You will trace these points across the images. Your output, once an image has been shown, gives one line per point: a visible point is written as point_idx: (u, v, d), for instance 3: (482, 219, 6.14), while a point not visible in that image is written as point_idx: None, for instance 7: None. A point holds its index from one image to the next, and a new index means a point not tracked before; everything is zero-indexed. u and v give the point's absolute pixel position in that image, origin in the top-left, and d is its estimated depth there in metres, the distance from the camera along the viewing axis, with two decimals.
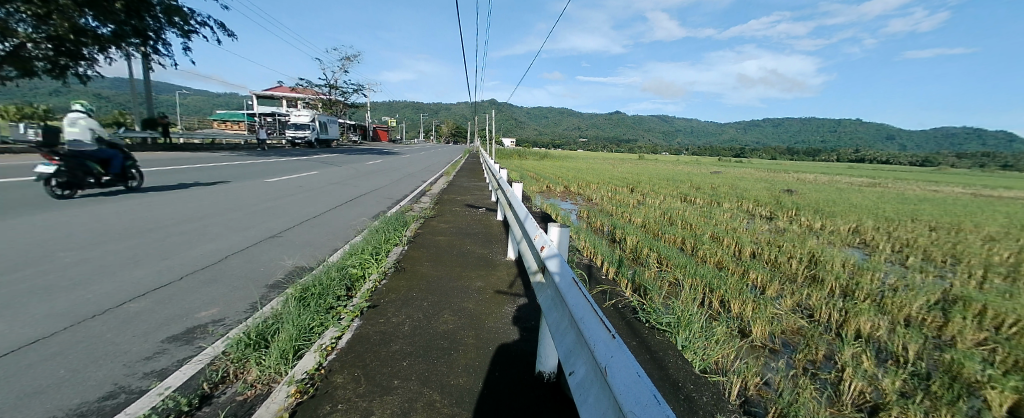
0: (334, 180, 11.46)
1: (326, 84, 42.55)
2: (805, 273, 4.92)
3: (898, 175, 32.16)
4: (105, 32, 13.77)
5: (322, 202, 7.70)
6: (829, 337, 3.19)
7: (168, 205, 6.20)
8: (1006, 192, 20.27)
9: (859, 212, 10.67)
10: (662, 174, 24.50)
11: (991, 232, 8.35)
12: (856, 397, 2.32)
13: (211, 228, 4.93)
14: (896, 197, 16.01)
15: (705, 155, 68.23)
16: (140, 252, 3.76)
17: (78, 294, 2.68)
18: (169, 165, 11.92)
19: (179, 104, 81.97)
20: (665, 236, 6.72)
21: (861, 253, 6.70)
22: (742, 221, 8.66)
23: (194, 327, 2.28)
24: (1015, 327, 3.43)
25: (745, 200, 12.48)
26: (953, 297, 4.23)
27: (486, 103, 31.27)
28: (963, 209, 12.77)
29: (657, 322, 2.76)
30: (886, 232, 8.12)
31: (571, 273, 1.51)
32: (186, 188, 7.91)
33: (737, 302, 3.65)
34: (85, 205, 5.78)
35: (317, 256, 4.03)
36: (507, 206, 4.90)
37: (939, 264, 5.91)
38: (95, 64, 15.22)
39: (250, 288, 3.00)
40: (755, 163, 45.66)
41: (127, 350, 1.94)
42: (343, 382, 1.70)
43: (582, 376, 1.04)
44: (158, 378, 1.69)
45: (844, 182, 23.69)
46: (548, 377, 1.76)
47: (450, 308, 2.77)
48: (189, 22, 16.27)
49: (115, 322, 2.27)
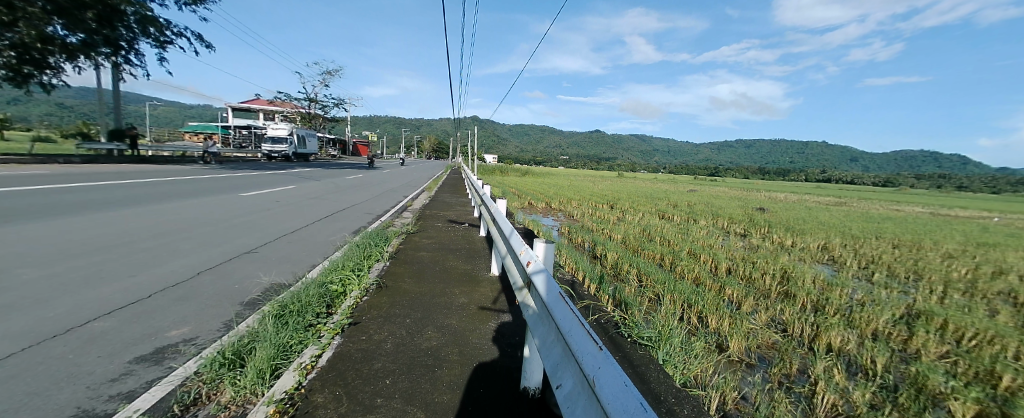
0: (313, 194, 11.20)
1: (306, 97, 41.88)
2: (778, 290, 5.15)
3: (865, 196, 34.04)
4: (75, 40, 13.24)
5: (300, 217, 7.52)
6: (802, 351, 3.33)
7: (137, 220, 5.92)
8: (962, 212, 21.85)
9: (828, 230, 11.29)
10: (643, 191, 25.07)
11: (948, 249, 9.00)
12: (829, 409, 2.44)
13: (183, 244, 4.73)
14: (863, 216, 16.98)
15: (682, 173, 70.98)
16: (106, 269, 3.57)
17: (37, 312, 2.52)
18: (136, 178, 11.40)
19: (147, 115, 78.18)
20: (645, 252, 6.91)
21: (831, 269, 7.07)
22: (718, 238, 9.00)
23: (164, 347, 2.17)
24: (974, 340, 3.70)
25: (721, 218, 12.93)
26: (916, 312, 4.53)
27: (470, 120, 31.61)
28: (924, 227, 13.65)
29: (640, 336, 2.85)
30: (853, 249, 8.61)
31: (557, 288, 1.56)
32: (156, 202, 7.57)
33: (715, 317, 3.78)
34: (44, 219, 5.46)
35: (296, 272, 3.93)
36: (491, 221, 4.89)
37: (902, 280, 6.31)
38: (62, 73, 14.54)
39: (223, 306, 2.88)
40: (731, 183, 47.35)
41: (91, 371, 1.83)
42: (324, 401, 1.67)
43: (570, 388, 1.08)
44: (126, 400, 1.61)
45: (814, 201, 24.93)
46: (533, 392, 1.78)
47: (434, 325, 2.76)
48: (165, 33, 15.94)
49: (78, 342, 2.14)
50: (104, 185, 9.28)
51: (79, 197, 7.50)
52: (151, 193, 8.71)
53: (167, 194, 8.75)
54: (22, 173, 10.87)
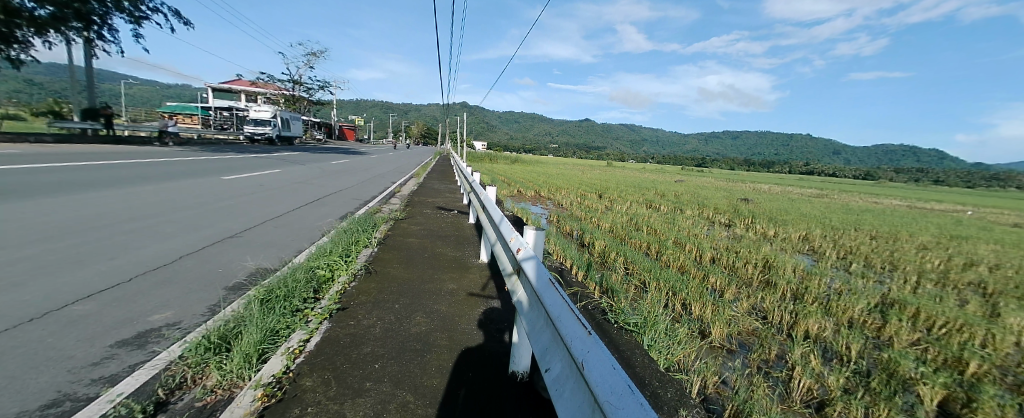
0: (299, 179, 10.96)
1: (291, 79, 40.53)
2: (759, 278, 5.32)
3: (846, 188, 35.08)
4: (43, 13, 12.51)
5: (286, 202, 7.38)
6: (780, 337, 3.47)
7: (117, 202, 5.74)
8: (937, 205, 22.71)
9: (809, 221, 11.60)
10: (631, 181, 25.35)
11: (921, 241, 9.36)
12: (805, 394, 2.55)
13: (164, 227, 4.61)
14: (843, 208, 17.52)
15: (670, 164, 71.70)
16: (83, 251, 3.47)
17: (11, 295, 2.44)
18: (111, 159, 10.96)
19: (122, 94, 74.62)
20: (632, 241, 7.01)
21: (811, 259, 7.30)
22: (704, 228, 9.17)
23: (147, 331, 2.14)
24: (944, 328, 3.89)
25: (707, 208, 13.18)
26: (891, 301, 4.74)
27: (460, 106, 31.25)
28: (901, 220, 14.14)
29: (626, 322, 2.93)
30: (832, 240, 8.91)
31: (547, 274, 1.57)
32: (133, 184, 7.30)
33: (698, 305, 3.88)
34: (12, 200, 5.21)
35: (282, 257, 3.89)
36: (480, 209, 4.88)
37: (878, 270, 6.57)
38: (30, 48, 13.68)
39: (208, 290, 2.84)
40: (717, 174, 47.97)
41: (71, 355, 1.80)
42: (313, 385, 1.68)
43: (558, 372, 1.11)
44: (108, 383, 1.59)
45: (797, 193, 25.57)
46: (521, 376, 1.82)
47: (422, 310, 2.77)
48: (140, 8, 15.16)
49: (57, 325, 2.09)
50: (77, 165, 8.90)
51: (50, 177, 7.17)
52: (128, 175, 8.39)
53: (146, 176, 8.47)
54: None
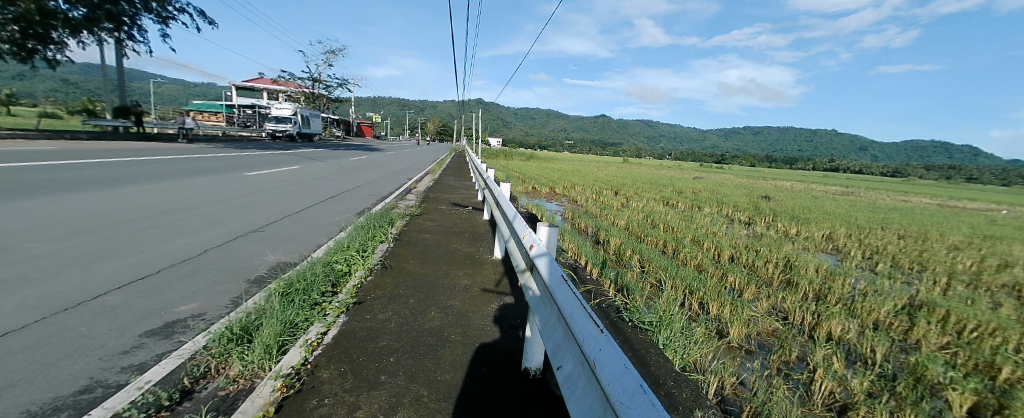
0: (317, 175, 11.18)
1: (309, 76, 41.39)
2: (780, 278, 5.15)
3: (872, 185, 33.64)
4: (78, 15, 13.11)
5: (305, 197, 7.54)
6: (802, 339, 3.35)
7: (146, 197, 5.98)
8: (971, 204, 21.55)
9: (834, 219, 11.16)
10: (646, 177, 24.96)
11: (954, 241, 8.90)
12: (826, 397, 2.45)
13: (190, 222, 4.79)
14: (869, 206, 16.81)
15: (687, 160, 70.17)
16: (115, 244, 3.62)
17: (48, 286, 2.57)
18: (142, 155, 11.43)
19: (151, 92, 77.77)
20: (648, 239, 6.90)
21: (834, 259, 7.03)
22: (722, 226, 8.94)
23: (174, 321, 2.22)
24: (976, 332, 3.67)
25: (725, 206, 12.83)
26: (919, 303, 4.51)
27: (474, 103, 31.33)
28: (931, 219, 13.47)
29: (640, 320, 2.87)
30: (858, 239, 8.54)
31: (560, 271, 1.55)
32: (161, 180, 7.59)
33: (716, 304, 3.78)
34: (51, 195, 5.50)
35: (301, 252, 3.97)
36: (494, 205, 4.87)
37: (906, 271, 6.27)
38: (65, 49, 14.35)
39: (231, 283, 2.93)
40: (736, 171, 46.63)
41: (103, 344, 1.88)
42: (329, 377, 1.70)
43: (570, 369, 1.09)
44: (137, 371, 1.65)
45: (820, 191, 24.63)
46: (534, 373, 1.80)
47: (436, 306, 2.79)
48: (167, 8, 15.69)
49: (90, 315, 2.19)
50: (110, 162, 9.32)
51: (85, 173, 7.52)
52: (156, 171, 8.73)
53: (173, 172, 8.80)
54: (30, 149, 10.93)
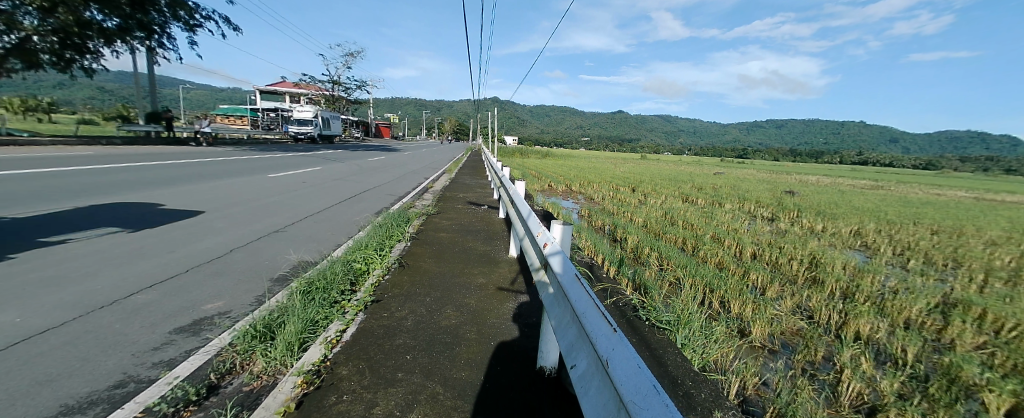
0: (337, 176, 11.46)
1: (329, 79, 42.45)
2: (805, 275, 4.94)
3: (903, 179, 32.04)
4: (111, 25, 13.82)
5: (325, 197, 7.73)
6: (828, 338, 3.20)
7: (177, 198, 6.27)
8: (1011, 197, 20.23)
9: (862, 214, 10.67)
10: (663, 174, 24.53)
11: (993, 236, 8.37)
12: (853, 398, 2.34)
13: (217, 222, 4.98)
14: (900, 200, 15.98)
15: (706, 155, 68.38)
16: (149, 245, 3.81)
17: (87, 284, 2.73)
18: (174, 159, 12.02)
19: (182, 98, 81.37)
20: (667, 236, 6.75)
21: (862, 255, 6.69)
22: (744, 222, 8.67)
23: (201, 319, 2.30)
24: (1014, 331, 3.43)
25: (747, 201, 12.45)
26: (953, 301, 4.24)
27: (489, 101, 31.46)
28: (967, 213, 12.70)
29: (658, 319, 2.80)
30: (888, 234, 8.12)
31: (573, 269, 1.53)
32: (190, 182, 7.94)
33: (737, 303, 3.66)
34: (91, 197, 5.84)
35: (321, 251, 4.08)
36: (509, 203, 4.88)
37: (940, 267, 5.91)
38: (100, 57, 15.13)
39: (254, 282, 3.03)
40: (757, 165, 45.20)
41: (136, 340, 1.97)
42: (348, 374, 1.73)
43: (583, 368, 1.07)
44: (167, 367, 1.72)
45: (847, 185, 23.61)
46: (548, 372, 1.78)
47: (452, 304, 2.80)
48: (194, 16, 16.37)
49: (123, 313, 2.30)
50: (144, 165, 9.81)
51: (122, 177, 7.95)
52: (187, 174, 9.15)
53: (202, 175, 9.18)
54: (72, 154, 11.62)
